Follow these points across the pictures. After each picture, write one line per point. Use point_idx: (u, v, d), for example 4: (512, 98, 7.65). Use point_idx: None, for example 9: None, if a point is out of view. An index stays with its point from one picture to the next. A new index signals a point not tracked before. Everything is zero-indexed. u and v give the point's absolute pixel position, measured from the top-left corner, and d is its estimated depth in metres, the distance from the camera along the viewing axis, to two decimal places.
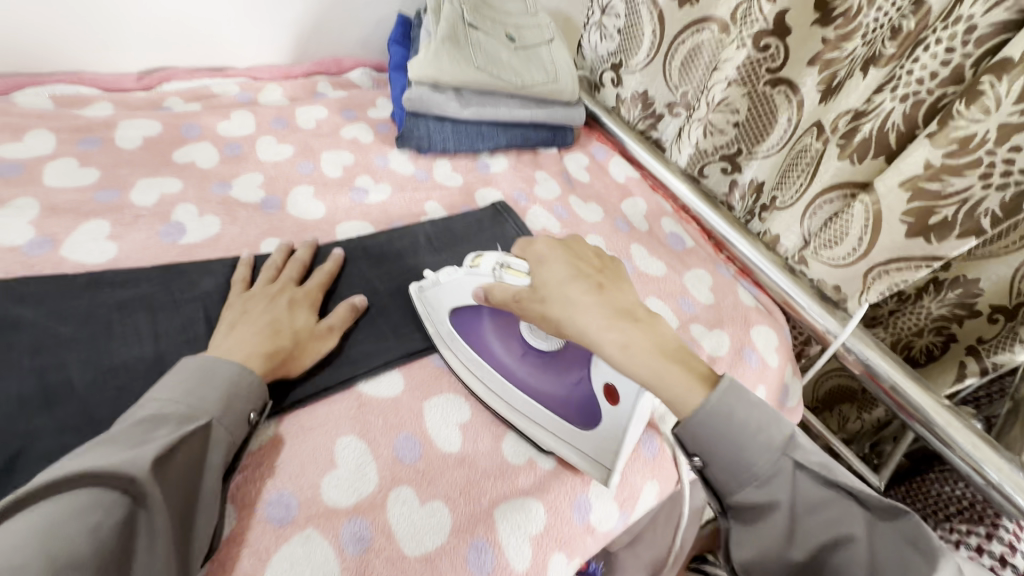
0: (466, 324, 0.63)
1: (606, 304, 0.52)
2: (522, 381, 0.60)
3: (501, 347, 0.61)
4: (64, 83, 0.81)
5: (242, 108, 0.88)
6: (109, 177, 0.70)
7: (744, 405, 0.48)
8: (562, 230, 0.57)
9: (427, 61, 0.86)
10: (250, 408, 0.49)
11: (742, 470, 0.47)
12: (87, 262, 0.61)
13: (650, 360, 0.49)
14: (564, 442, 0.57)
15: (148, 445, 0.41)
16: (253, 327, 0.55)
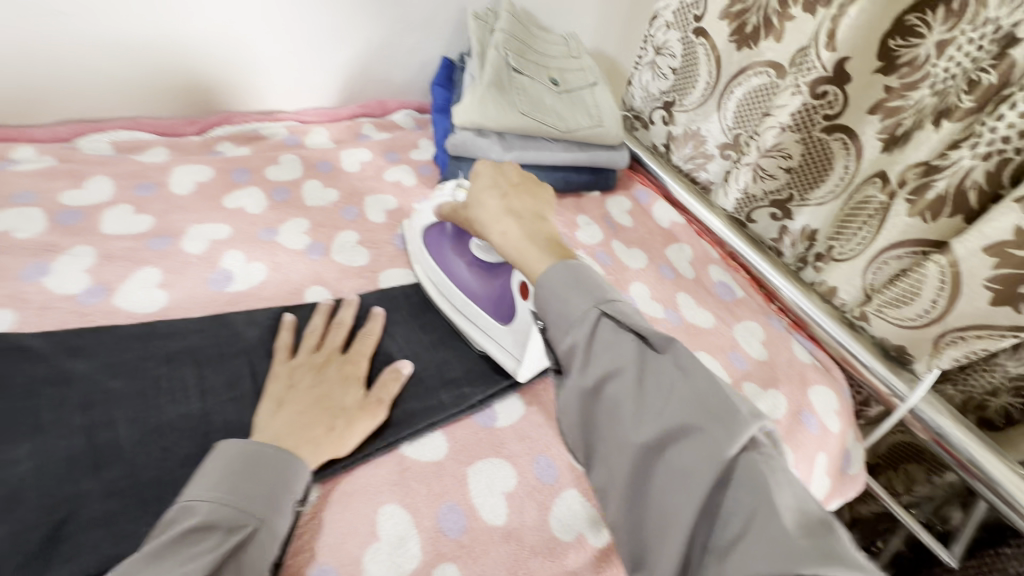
0: (434, 240, 0.74)
1: (508, 206, 0.56)
2: (463, 284, 0.69)
3: (453, 262, 0.70)
4: (124, 128, 0.84)
5: (289, 152, 0.89)
6: (162, 223, 0.71)
7: (647, 371, 0.41)
8: (498, 179, 0.59)
9: (472, 108, 0.85)
10: (297, 499, 0.47)
11: (661, 453, 0.39)
12: (137, 311, 0.61)
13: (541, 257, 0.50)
14: (485, 337, 0.67)
15: (194, 564, 0.39)
16: (305, 403, 0.53)
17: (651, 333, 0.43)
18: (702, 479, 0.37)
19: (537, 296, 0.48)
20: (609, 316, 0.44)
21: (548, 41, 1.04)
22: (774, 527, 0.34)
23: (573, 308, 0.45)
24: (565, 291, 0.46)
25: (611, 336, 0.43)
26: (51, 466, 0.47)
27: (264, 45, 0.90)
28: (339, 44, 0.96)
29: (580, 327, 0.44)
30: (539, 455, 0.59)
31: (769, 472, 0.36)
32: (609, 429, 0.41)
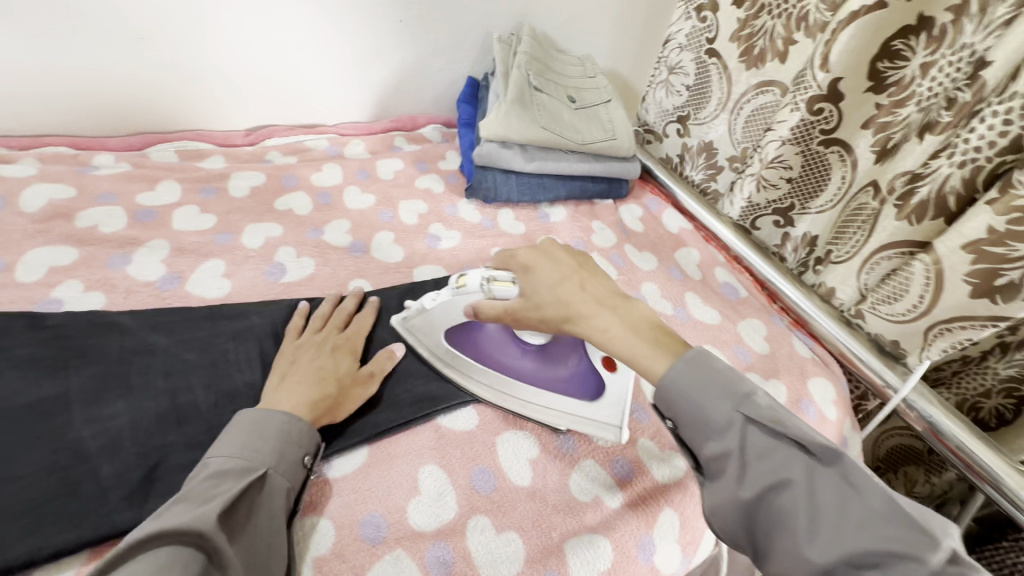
0: (466, 339, 0.66)
1: (595, 296, 0.55)
2: (534, 379, 0.64)
3: (507, 357, 0.65)
4: (187, 139, 0.94)
5: (331, 161, 0.99)
6: (224, 222, 0.80)
7: (760, 436, 0.44)
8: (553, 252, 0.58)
9: (498, 121, 0.93)
10: (304, 454, 0.52)
11: (779, 510, 0.42)
12: (206, 296, 0.70)
13: (651, 348, 0.51)
14: (577, 420, 0.64)
15: (212, 501, 0.43)
16: (313, 375, 0.58)
17: (808, 443, 0.43)
18: (832, 540, 0.39)
19: (667, 400, 0.49)
20: (752, 423, 0.45)
21: (566, 63, 1.13)
22: (900, 573, 0.36)
23: (715, 415, 0.46)
24: (704, 394, 0.47)
25: (720, 399, 0.46)
26: (143, 421, 0.54)
27: (311, 66, 1.00)
28: (376, 65, 1.05)
29: (690, 402, 0.47)
30: (559, 428, 0.65)
31: (902, 526, 0.38)
32: (783, 540, 0.41)
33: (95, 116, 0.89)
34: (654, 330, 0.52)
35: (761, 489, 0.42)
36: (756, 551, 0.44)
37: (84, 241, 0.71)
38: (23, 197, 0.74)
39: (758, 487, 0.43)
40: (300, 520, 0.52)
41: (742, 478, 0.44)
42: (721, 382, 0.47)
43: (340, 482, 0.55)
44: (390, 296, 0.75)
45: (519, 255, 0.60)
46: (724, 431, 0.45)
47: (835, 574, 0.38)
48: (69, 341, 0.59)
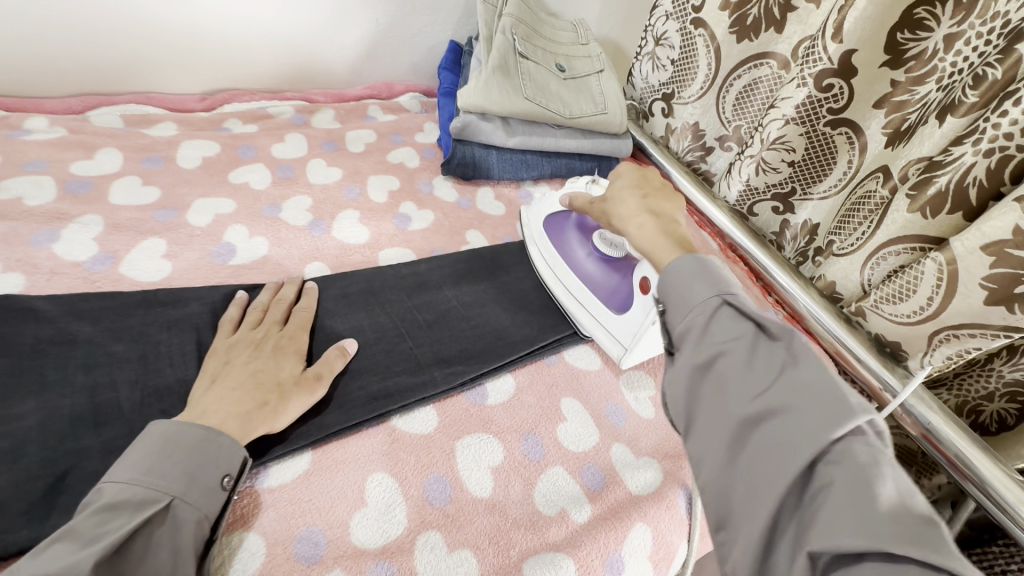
0: (558, 223, 0.79)
1: (648, 207, 0.56)
2: (581, 273, 0.74)
3: (575, 248, 0.75)
4: (135, 102, 0.85)
5: (296, 130, 0.91)
6: (169, 196, 0.73)
7: (732, 317, 0.41)
8: (638, 180, 0.59)
9: (476, 92, 0.86)
10: (223, 474, 0.45)
11: (718, 378, 0.40)
12: (143, 280, 0.63)
13: (669, 251, 0.49)
14: (598, 325, 0.71)
15: (97, 542, 0.38)
16: (250, 377, 0.52)
17: (771, 323, 0.41)
18: (761, 404, 0.37)
19: (659, 287, 0.46)
20: (730, 306, 0.42)
21: (557, 28, 1.04)
22: (813, 432, 0.35)
23: (694, 295, 0.43)
24: (690, 281, 0.44)
25: (701, 280, 0.44)
26: (54, 423, 0.49)
27: (274, 23, 0.90)
28: (347, 26, 0.96)
29: (675, 287, 0.45)
30: (527, 433, 0.60)
31: (829, 396, 0.36)
32: (714, 405, 0.39)
33: (29, 73, 0.80)
34: (677, 238, 0.50)
35: (709, 359, 0.40)
36: (684, 422, 0.42)
37: (5, 215, 0.64)
38: None
39: (707, 355, 0.40)
40: (222, 538, 0.46)
41: (698, 347, 0.41)
42: (709, 272, 0.44)
43: (272, 495, 0.49)
44: (347, 283, 0.69)
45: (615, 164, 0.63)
46: (697, 308, 0.43)
47: (750, 435, 0.37)
48: None
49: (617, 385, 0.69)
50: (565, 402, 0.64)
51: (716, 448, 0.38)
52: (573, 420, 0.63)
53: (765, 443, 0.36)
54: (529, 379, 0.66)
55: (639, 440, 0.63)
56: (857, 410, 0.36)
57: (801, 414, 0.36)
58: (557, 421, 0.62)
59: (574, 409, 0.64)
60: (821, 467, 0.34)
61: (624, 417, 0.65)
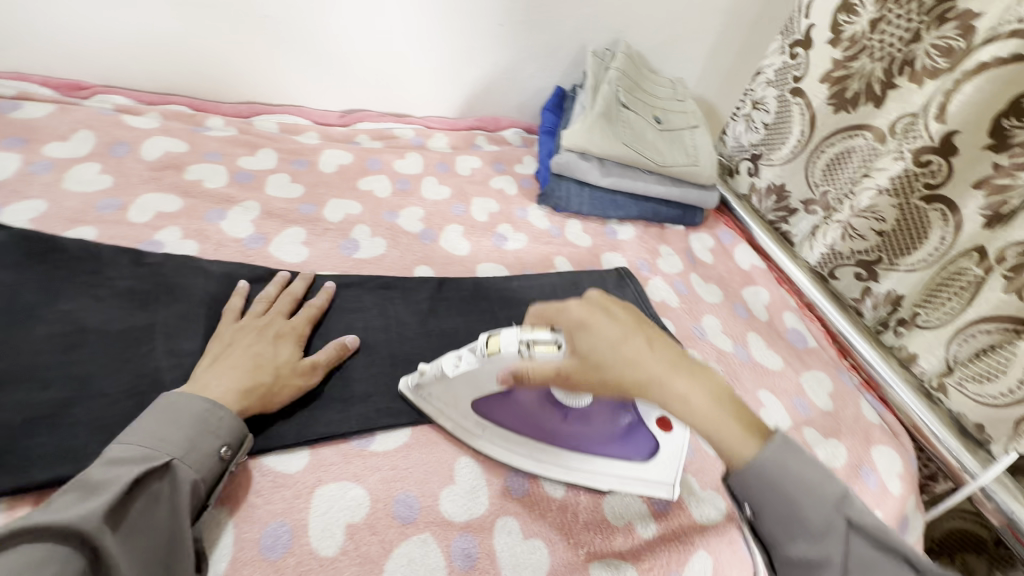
0: (495, 410, 0.59)
1: (664, 355, 0.47)
2: (580, 442, 0.59)
3: (541, 415, 0.59)
4: (289, 114, 1.00)
5: (415, 151, 1.02)
6: (310, 194, 0.85)
7: (826, 514, 0.41)
8: (610, 312, 0.49)
9: (581, 132, 0.93)
10: (222, 443, 0.49)
11: (808, 569, 0.41)
12: (286, 260, 0.74)
13: (733, 426, 0.44)
14: (625, 480, 0.59)
15: (102, 493, 0.40)
16: (250, 362, 0.55)
17: (870, 521, 0.41)
18: None
19: (733, 474, 0.43)
20: (824, 503, 0.41)
21: (657, 84, 1.12)
22: None
23: (785, 494, 0.42)
24: (775, 474, 0.42)
25: (811, 480, 0.42)
26: None
27: (409, 58, 1.03)
28: (470, 65, 1.08)
29: (751, 473, 0.42)
30: None
31: None
32: None
33: (212, 81, 0.96)
34: (737, 410, 0.45)
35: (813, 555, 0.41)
36: None
37: (188, 193, 0.77)
38: (143, 146, 0.81)
39: (813, 560, 0.41)
40: (321, 487, 0.52)
41: (800, 550, 0.41)
42: (789, 463, 0.42)
43: (376, 455, 0.56)
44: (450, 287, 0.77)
45: (568, 310, 0.50)
46: (791, 511, 0.42)
47: None
48: (164, 279, 0.64)
49: None
50: None
51: None
52: None
53: None
54: None
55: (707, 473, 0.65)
56: None
57: None
58: None
59: None
60: None
61: (693, 449, 0.67)
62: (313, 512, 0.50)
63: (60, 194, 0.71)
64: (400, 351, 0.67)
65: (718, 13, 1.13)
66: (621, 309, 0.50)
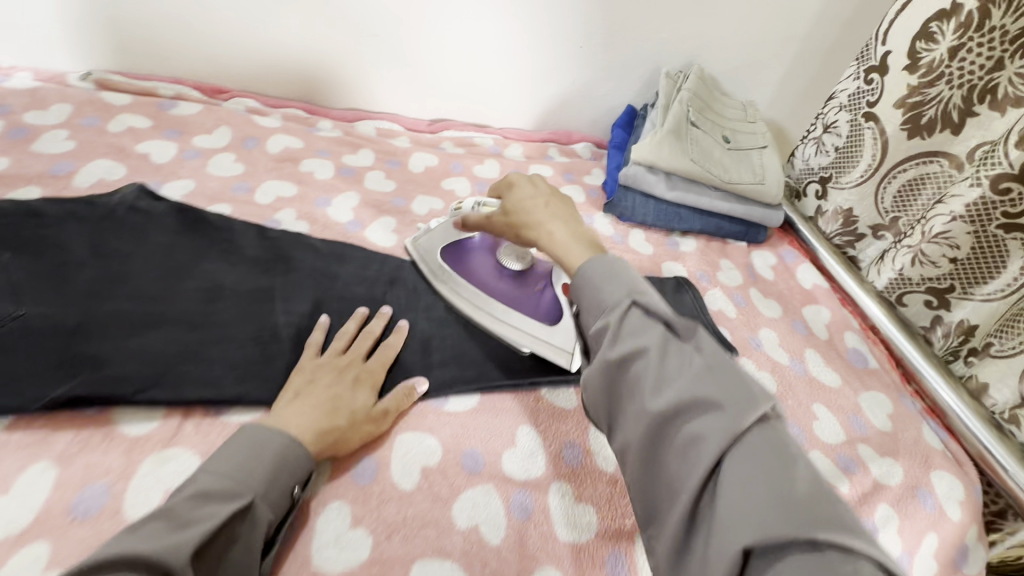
0: (458, 255, 0.77)
1: (554, 213, 0.62)
2: (494, 296, 0.74)
3: (478, 270, 0.76)
4: (386, 120, 1.12)
5: (493, 158, 1.12)
6: (401, 190, 0.96)
7: (639, 317, 0.47)
8: (535, 181, 0.67)
9: (650, 147, 0.99)
10: (294, 484, 0.50)
11: (686, 441, 0.41)
12: (379, 244, 0.84)
13: (580, 249, 0.57)
14: (538, 341, 0.71)
15: (193, 526, 0.41)
16: (328, 406, 0.56)
17: (677, 325, 0.47)
18: (671, 393, 0.42)
19: (574, 286, 0.54)
20: (637, 306, 0.48)
21: (727, 105, 1.16)
22: (725, 424, 0.40)
23: (605, 298, 0.50)
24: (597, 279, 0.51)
25: (644, 316, 0.47)
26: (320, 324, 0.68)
27: (494, 74, 1.13)
28: (548, 83, 1.17)
29: (591, 289, 0.51)
30: None
31: (734, 389, 0.42)
32: (635, 399, 0.44)
33: (324, 90, 1.10)
34: (590, 243, 0.57)
35: (677, 406, 0.41)
36: (608, 417, 0.47)
37: (302, 182, 0.90)
38: (268, 142, 0.95)
39: (620, 353, 0.45)
40: (402, 434, 0.60)
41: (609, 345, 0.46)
42: (612, 272, 0.51)
43: (450, 414, 0.64)
44: None
45: (500, 179, 0.70)
46: (608, 308, 0.48)
47: (668, 428, 0.42)
48: (281, 250, 0.76)
49: None
50: None
51: (638, 444, 0.43)
52: None
53: (686, 433, 0.41)
54: None
55: None
56: (761, 400, 0.41)
57: (724, 410, 0.40)
58: None
59: None
60: (739, 450, 0.39)
61: None
62: (395, 453, 0.58)
63: (204, 177, 0.85)
64: (472, 329, 0.74)
65: (794, 40, 1.16)
66: (543, 185, 0.66)
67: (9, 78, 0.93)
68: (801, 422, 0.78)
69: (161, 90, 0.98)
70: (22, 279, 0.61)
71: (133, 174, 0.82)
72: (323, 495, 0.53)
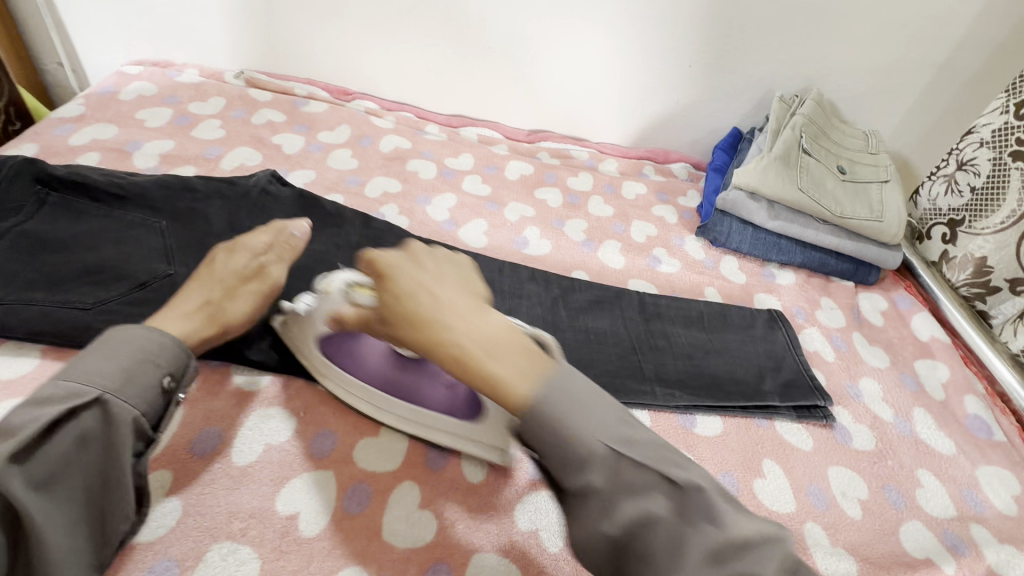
0: (337, 350, 0.60)
1: (438, 292, 0.50)
2: (373, 378, 0.59)
3: (360, 353, 0.59)
4: (487, 128, 1.17)
5: (587, 171, 1.13)
6: (495, 194, 0.99)
7: (577, 429, 0.44)
8: (455, 272, 0.53)
9: (755, 172, 0.95)
10: (160, 374, 0.49)
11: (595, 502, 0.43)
12: (470, 245, 0.88)
13: (509, 366, 0.46)
14: (464, 440, 0.58)
15: (18, 434, 0.41)
16: (201, 293, 0.58)
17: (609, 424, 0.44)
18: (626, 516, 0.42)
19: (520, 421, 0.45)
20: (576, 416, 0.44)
21: (846, 134, 1.08)
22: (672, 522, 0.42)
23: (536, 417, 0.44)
24: (546, 390, 0.45)
25: (577, 416, 0.44)
26: None
27: (598, 89, 1.14)
28: (650, 102, 1.16)
29: (546, 432, 0.44)
30: (724, 470, 0.67)
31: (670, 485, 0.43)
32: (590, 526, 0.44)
33: (435, 96, 1.17)
34: (517, 350, 0.47)
35: (629, 528, 0.42)
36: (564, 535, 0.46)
37: (407, 181, 0.96)
38: (381, 142, 1.03)
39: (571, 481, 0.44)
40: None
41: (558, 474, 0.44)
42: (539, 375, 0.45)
43: None
44: (602, 292, 0.84)
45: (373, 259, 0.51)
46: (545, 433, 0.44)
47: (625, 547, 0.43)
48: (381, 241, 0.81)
49: (826, 472, 0.70)
50: (766, 461, 0.69)
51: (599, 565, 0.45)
52: (771, 480, 0.67)
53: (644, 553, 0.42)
54: (736, 427, 0.72)
55: (837, 530, 0.64)
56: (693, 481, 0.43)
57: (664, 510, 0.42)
58: (755, 475, 0.67)
59: (774, 471, 0.68)
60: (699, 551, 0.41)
61: (826, 502, 0.66)
62: None
63: (323, 169, 0.94)
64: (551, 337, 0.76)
65: (930, 67, 1.06)
66: (448, 274, 0.52)
67: (179, 74, 1.08)
68: (901, 487, 0.70)
69: (297, 90, 1.10)
70: (172, 242, 0.71)
71: (267, 162, 0.93)
72: (398, 472, 0.57)
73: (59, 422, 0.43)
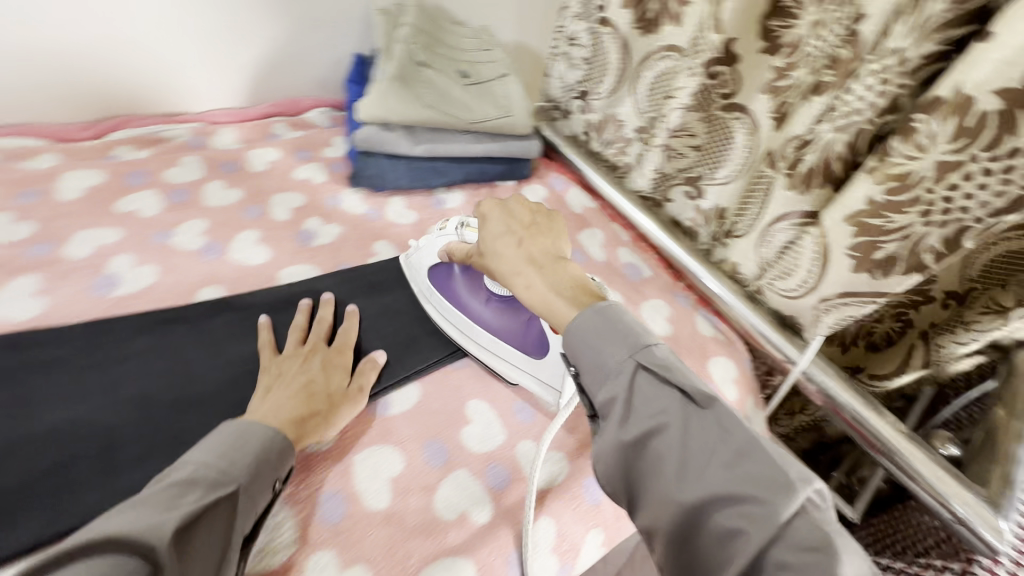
0: (440, 280, 0.74)
1: (526, 252, 0.61)
2: (474, 312, 0.71)
3: (470, 297, 0.72)
4: (10, 134, 0.80)
5: (192, 153, 0.87)
6: (46, 229, 0.71)
7: (650, 382, 0.48)
8: (510, 222, 0.64)
9: (375, 102, 0.85)
10: (275, 478, 0.49)
11: (655, 454, 0.45)
12: (12, 320, 0.61)
13: (569, 306, 0.55)
14: (522, 373, 0.68)
15: (174, 511, 0.40)
16: (301, 399, 0.56)
17: (696, 392, 0.47)
18: (696, 482, 0.43)
19: (568, 347, 0.52)
20: (643, 368, 0.49)
21: (460, 34, 1.04)
22: (736, 486, 0.42)
23: (609, 359, 0.50)
24: (600, 344, 0.51)
25: (616, 348, 0.50)
26: None
27: (160, 49, 0.88)
28: (242, 42, 0.94)
29: (594, 355, 0.50)
30: (430, 439, 0.61)
31: (766, 473, 0.42)
32: (655, 485, 0.44)
33: None
34: (574, 290, 0.57)
35: (705, 496, 0.42)
36: (627, 495, 0.47)
37: None
38: None
39: (638, 430, 0.46)
40: (279, 509, 0.52)
41: (624, 422, 0.47)
42: (615, 335, 0.51)
43: None
44: (243, 306, 0.68)
45: (480, 204, 0.67)
46: (615, 376, 0.49)
47: (697, 518, 0.42)
48: None
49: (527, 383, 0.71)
50: (471, 405, 0.66)
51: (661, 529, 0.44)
52: (478, 422, 0.64)
53: (716, 523, 0.41)
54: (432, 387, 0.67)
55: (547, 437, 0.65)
56: (796, 483, 0.41)
57: (743, 482, 0.42)
58: (461, 425, 0.63)
59: (480, 410, 0.66)
60: (777, 546, 0.39)
61: (531, 415, 0.67)
62: None
63: None
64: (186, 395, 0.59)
65: None
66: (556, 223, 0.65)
67: None
68: None
69: None
70: None
71: None
72: None
73: (200, 512, 0.42)
